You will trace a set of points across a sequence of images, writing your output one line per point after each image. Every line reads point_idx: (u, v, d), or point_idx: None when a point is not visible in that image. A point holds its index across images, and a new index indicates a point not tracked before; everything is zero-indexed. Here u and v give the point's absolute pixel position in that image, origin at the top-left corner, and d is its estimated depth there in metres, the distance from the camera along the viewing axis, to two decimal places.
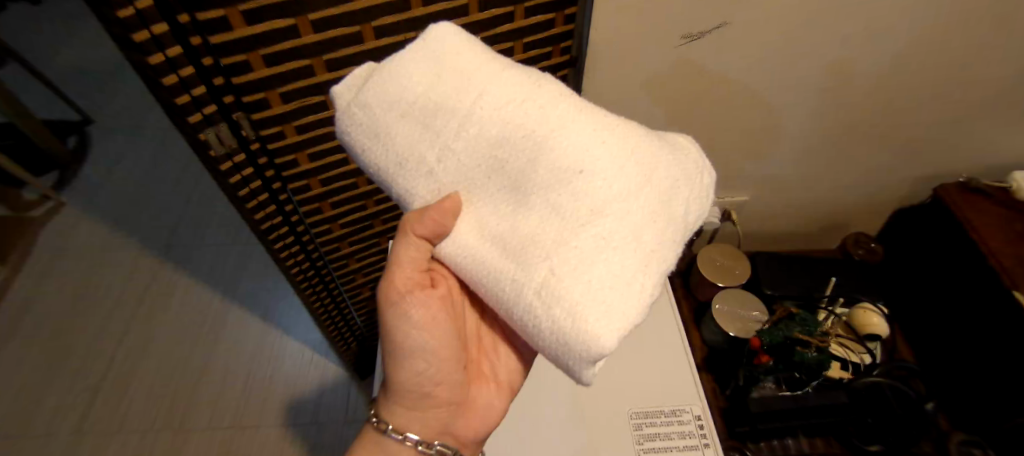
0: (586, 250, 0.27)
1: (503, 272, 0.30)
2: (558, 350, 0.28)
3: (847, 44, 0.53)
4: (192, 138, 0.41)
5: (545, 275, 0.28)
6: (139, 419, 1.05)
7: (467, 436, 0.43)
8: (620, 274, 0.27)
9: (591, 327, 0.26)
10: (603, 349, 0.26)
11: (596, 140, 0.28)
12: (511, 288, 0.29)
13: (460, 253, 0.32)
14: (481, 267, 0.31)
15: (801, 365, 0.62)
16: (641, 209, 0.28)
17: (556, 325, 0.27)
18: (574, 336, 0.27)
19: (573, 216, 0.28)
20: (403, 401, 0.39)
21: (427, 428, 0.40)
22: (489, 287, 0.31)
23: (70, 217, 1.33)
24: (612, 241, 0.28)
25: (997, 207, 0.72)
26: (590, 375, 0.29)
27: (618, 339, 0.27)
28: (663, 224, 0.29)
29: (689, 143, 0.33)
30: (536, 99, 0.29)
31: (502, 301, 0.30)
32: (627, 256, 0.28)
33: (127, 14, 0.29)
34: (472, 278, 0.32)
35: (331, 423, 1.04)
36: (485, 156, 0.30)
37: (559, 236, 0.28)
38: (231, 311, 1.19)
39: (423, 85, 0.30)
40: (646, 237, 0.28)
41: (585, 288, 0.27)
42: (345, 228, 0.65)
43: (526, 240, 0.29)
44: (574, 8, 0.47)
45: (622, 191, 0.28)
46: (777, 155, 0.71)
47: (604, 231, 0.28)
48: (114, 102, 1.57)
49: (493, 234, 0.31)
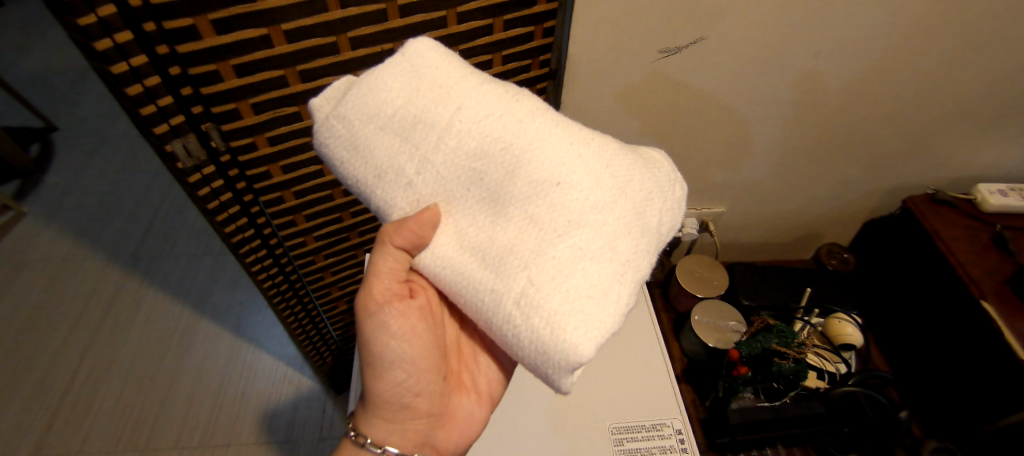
0: (563, 259, 0.28)
1: (481, 283, 0.31)
2: (537, 360, 0.29)
3: (821, 59, 0.53)
4: (158, 149, 0.41)
5: (524, 284, 0.29)
6: (94, 443, 0.96)
7: (447, 449, 0.44)
8: (598, 284, 0.28)
9: (569, 336, 0.27)
10: (584, 357, 0.27)
11: (573, 154, 0.30)
12: (490, 298, 0.30)
13: (440, 264, 0.33)
14: (461, 278, 0.32)
15: (779, 376, 0.58)
16: (616, 221, 0.30)
17: (535, 334, 0.28)
18: (555, 345, 0.27)
19: (550, 226, 0.29)
20: (382, 414, 0.40)
21: (407, 441, 0.41)
22: (468, 296, 0.31)
23: (33, 226, 1.26)
24: (588, 251, 0.29)
25: (963, 217, 0.71)
26: (568, 384, 0.29)
27: (595, 346, 0.28)
28: (637, 235, 0.30)
29: (662, 157, 0.35)
30: (514, 114, 0.30)
31: (482, 311, 0.31)
32: (603, 266, 0.29)
33: (89, 21, 0.31)
34: (454, 288, 0.32)
35: (304, 440, 0.97)
36: (465, 169, 0.31)
37: (537, 245, 0.29)
38: (201, 325, 1.13)
39: (403, 98, 0.31)
40: (621, 246, 0.29)
41: (563, 297, 0.28)
42: (319, 242, 0.64)
43: (505, 251, 0.30)
44: (553, 21, 0.48)
45: (598, 202, 0.29)
46: (754, 166, 0.70)
47: (579, 241, 0.29)
48: (80, 110, 1.52)
49: (471, 244, 0.32)
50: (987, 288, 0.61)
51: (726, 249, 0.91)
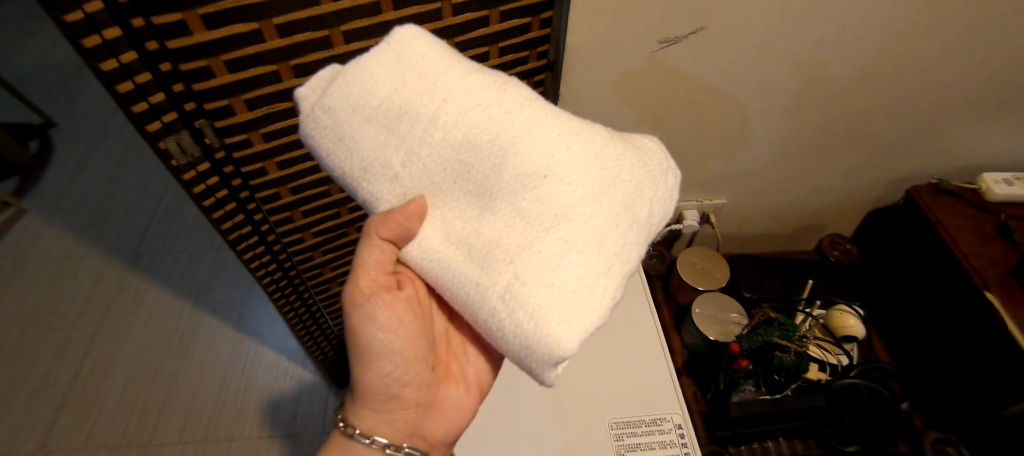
0: (549, 253, 0.28)
1: (467, 277, 0.30)
2: (520, 353, 0.28)
3: (827, 45, 0.52)
4: (152, 147, 0.40)
5: (509, 278, 0.28)
6: (100, 436, 0.97)
7: (436, 438, 0.44)
8: (583, 278, 0.28)
9: (553, 330, 0.27)
10: (567, 351, 0.27)
11: (561, 145, 0.29)
12: (475, 292, 0.29)
13: (427, 256, 0.32)
14: (447, 272, 0.31)
15: (780, 369, 0.58)
16: (604, 214, 0.29)
17: (519, 328, 0.28)
18: (538, 338, 0.27)
19: (537, 220, 0.29)
20: (371, 405, 0.40)
21: (395, 431, 0.41)
22: (454, 290, 0.31)
23: (34, 223, 1.27)
24: (575, 245, 0.28)
25: (968, 207, 0.70)
26: (552, 376, 0.29)
27: (578, 341, 0.27)
28: (625, 228, 0.30)
29: (654, 145, 0.34)
30: (501, 104, 0.30)
31: (467, 304, 0.31)
32: (589, 259, 0.28)
33: (76, 17, 0.30)
34: (440, 282, 0.32)
35: (307, 433, 0.98)
36: (451, 161, 0.31)
37: (523, 240, 0.29)
38: (203, 320, 1.13)
39: (389, 89, 0.31)
40: (609, 240, 0.29)
41: (547, 292, 0.28)
42: (317, 237, 0.64)
43: (491, 244, 0.30)
44: (551, 12, 0.47)
45: (585, 195, 0.29)
46: (756, 156, 0.69)
47: (566, 235, 0.28)
48: (78, 105, 1.51)
49: (458, 237, 0.32)
50: (991, 279, 0.61)
51: (728, 241, 0.91)
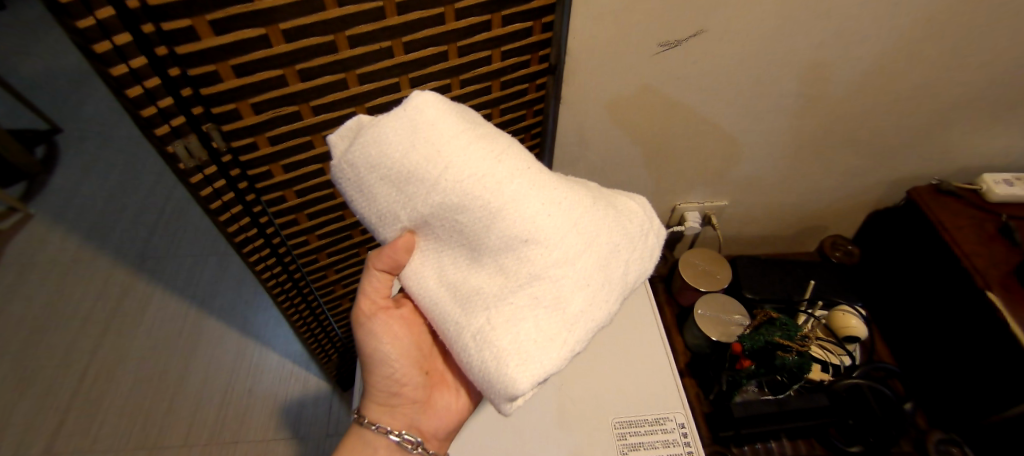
0: (520, 305, 0.31)
1: (449, 315, 0.33)
2: (482, 385, 0.31)
3: (826, 47, 0.52)
4: (159, 150, 0.41)
5: (483, 322, 0.31)
6: (104, 440, 0.97)
7: (434, 432, 0.44)
8: (546, 329, 0.30)
9: (511, 371, 0.29)
10: (521, 390, 0.29)
11: (545, 212, 0.30)
12: (454, 329, 0.33)
13: (422, 290, 0.36)
14: (435, 308, 0.35)
15: (783, 369, 0.57)
16: (577, 273, 0.31)
17: (484, 366, 0.30)
18: (497, 378, 0.30)
19: (515, 275, 0.31)
20: (373, 398, 0.43)
21: (396, 421, 0.42)
22: (439, 323, 0.34)
23: (40, 228, 1.28)
24: (544, 300, 0.31)
25: (968, 207, 0.70)
26: (510, 407, 0.32)
27: (534, 383, 0.30)
28: (597, 287, 0.32)
29: (636, 208, 0.36)
30: (495, 175, 0.30)
31: (446, 337, 0.34)
32: (556, 314, 0.31)
33: (88, 24, 0.30)
34: (431, 316, 0.35)
35: (311, 436, 0.99)
36: (446, 219, 0.32)
37: (499, 291, 0.31)
38: (207, 323, 1.14)
39: (401, 152, 0.31)
40: (576, 300, 0.31)
41: (512, 339, 0.30)
42: (323, 240, 0.65)
43: (472, 290, 0.33)
44: (552, 16, 0.48)
45: (561, 257, 0.31)
46: (757, 158, 0.69)
47: (538, 292, 0.31)
48: (84, 111, 1.53)
49: (448, 281, 0.34)
50: (993, 279, 0.61)
51: (730, 242, 0.91)
